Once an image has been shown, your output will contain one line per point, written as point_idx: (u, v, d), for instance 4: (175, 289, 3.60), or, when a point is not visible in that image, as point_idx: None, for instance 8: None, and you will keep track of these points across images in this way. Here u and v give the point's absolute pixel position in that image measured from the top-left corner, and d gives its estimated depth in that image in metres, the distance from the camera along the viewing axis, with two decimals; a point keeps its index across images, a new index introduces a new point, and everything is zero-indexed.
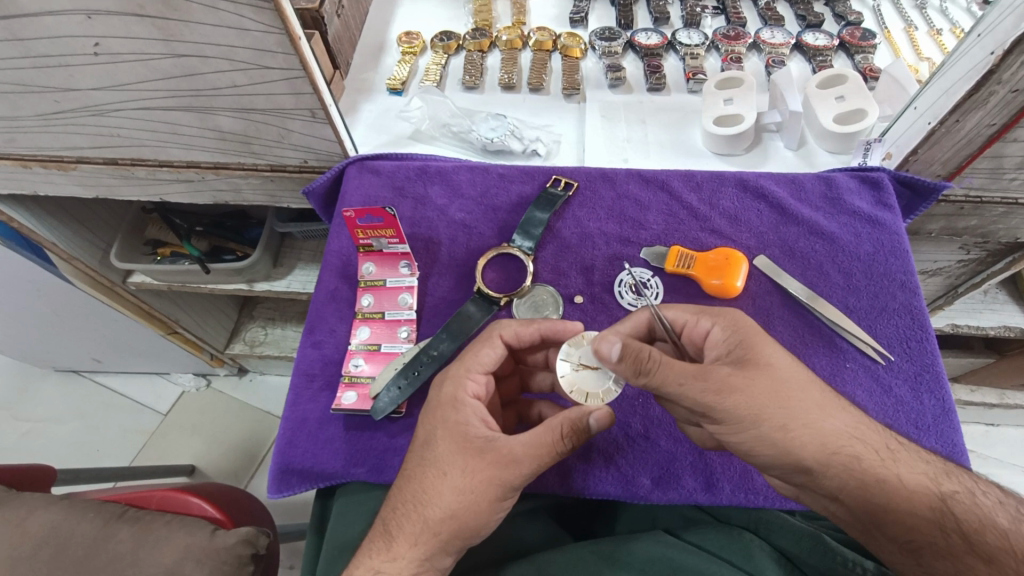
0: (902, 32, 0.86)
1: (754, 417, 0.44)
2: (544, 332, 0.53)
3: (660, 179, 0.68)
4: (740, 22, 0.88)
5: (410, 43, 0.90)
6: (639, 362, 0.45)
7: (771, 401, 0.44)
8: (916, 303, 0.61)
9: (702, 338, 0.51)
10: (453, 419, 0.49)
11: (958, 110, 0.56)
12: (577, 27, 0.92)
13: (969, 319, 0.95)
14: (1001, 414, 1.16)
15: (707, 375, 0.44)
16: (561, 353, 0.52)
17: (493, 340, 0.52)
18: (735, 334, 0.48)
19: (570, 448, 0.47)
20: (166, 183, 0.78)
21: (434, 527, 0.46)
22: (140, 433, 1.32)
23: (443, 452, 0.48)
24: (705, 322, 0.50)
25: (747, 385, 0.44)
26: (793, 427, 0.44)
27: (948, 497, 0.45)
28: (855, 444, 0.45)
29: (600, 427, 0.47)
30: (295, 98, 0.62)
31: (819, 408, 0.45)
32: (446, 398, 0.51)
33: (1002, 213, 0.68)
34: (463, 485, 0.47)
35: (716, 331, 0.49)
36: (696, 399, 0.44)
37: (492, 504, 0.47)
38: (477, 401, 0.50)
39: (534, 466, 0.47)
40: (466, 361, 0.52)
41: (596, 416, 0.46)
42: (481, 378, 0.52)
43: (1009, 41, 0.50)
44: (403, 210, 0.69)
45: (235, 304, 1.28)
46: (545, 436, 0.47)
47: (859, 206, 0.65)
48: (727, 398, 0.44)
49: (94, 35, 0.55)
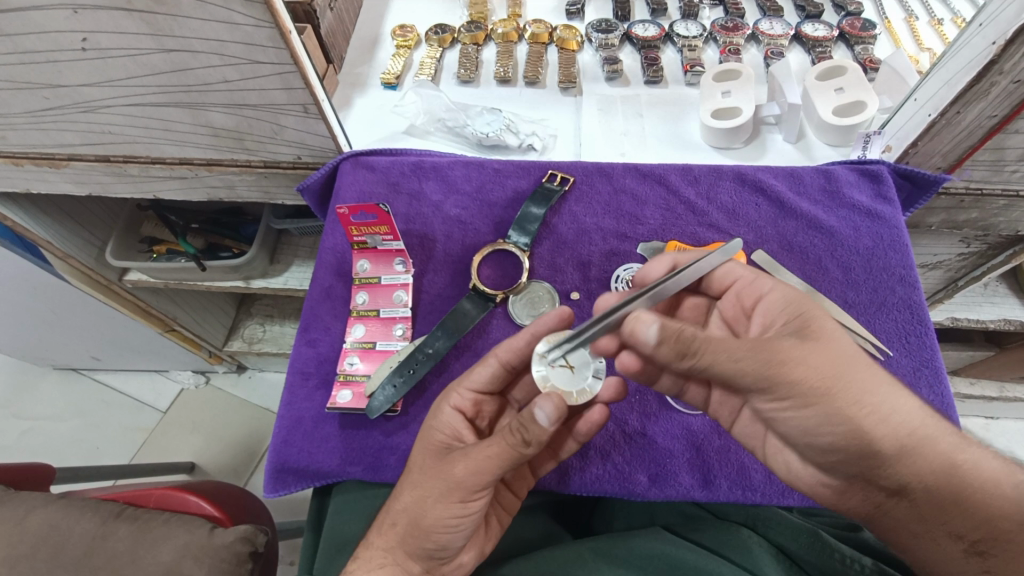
0: (903, 23, 0.85)
1: (820, 390, 0.41)
2: (535, 331, 0.50)
3: (657, 173, 0.67)
4: (739, 12, 0.87)
5: (405, 36, 0.89)
6: (683, 342, 0.40)
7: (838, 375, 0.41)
8: (915, 297, 0.60)
9: (753, 300, 0.51)
10: (430, 424, 0.51)
11: (958, 101, 0.55)
12: (574, 19, 0.91)
13: (968, 313, 0.95)
14: (1000, 406, 1.16)
15: (770, 348, 0.41)
16: (541, 349, 0.49)
17: (488, 360, 0.51)
18: (794, 308, 0.47)
19: (520, 447, 0.44)
20: (159, 180, 0.77)
21: (394, 518, 0.48)
22: (139, 430, 1.32)
23: (415, 452, 0.51)
24: (762, 284, 0.51)
25: (810, 358, 0.41)
26: (856, 404, 0.41)
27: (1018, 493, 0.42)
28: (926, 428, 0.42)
29: (552, 420, 0.42)
30: (287, 93, 0.61)
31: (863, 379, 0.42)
32: (433, 409, 0.53)
33: (1003, 205, 0.67)
34: (418, 481, 0.48)
35: (773, 296, 0.49)
36: (756, 376, 0.41)
37: (441, 503, 0.46)
38: (453, 412, 0.51)
39: (478, 463, 0.45)
40: (461, 379, 0.53)
41: (544, 409, 0.42)
42: (468, 395, 0.52)
43: (1011, 32, 0.49)
44: (397, 206, 0.68)
45: (232, 301, 1.28)
46: (494, 433, 0.45)
47: (857, 199, 0.64)
48: (788, 369, 0.40)
49: (82, 30, 0.54)
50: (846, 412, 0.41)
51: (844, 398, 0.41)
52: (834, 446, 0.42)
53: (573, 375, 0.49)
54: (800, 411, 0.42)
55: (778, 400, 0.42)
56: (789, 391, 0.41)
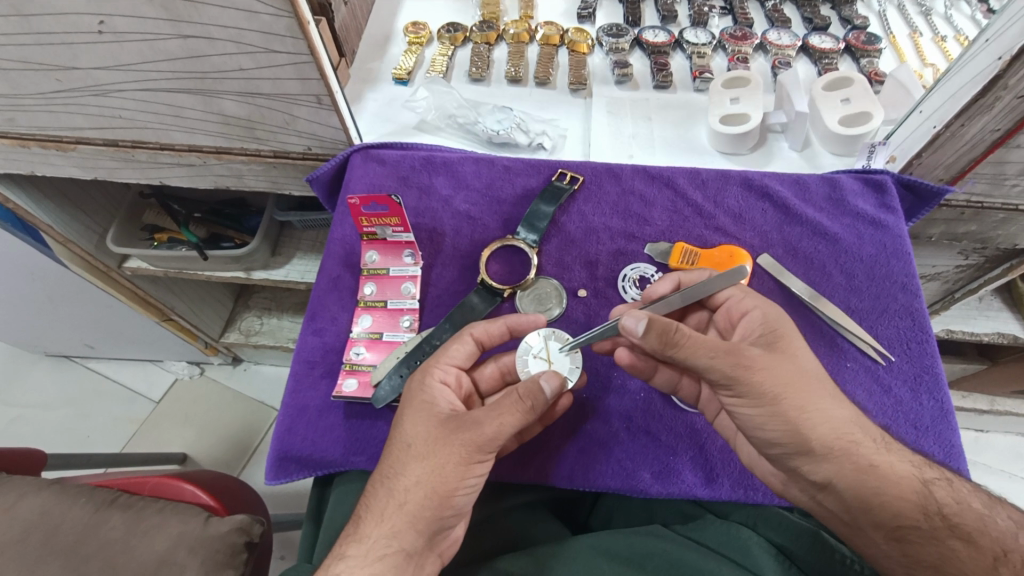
0: (908, 38, 0.86)
1: (775, 394, 0.46)
2: (511, 325, 0.56)
3: (666, 175, 0.68)
4: (747, 22, 0.88)
5: (417, 33, 0.89)
6: (667, 337, 0.46)
7: (793, 383, 0.46)
8: (917, 305, 0.61)
9: (740, 316, 0.54)
10: (420, 397, 0.51)
11: (963, 114, 0.56)
12: (585, 23, 0.92)
13: (963, 325, 0.96)
14: (991, 420, 1.18)
15: (738, 355, 0.46)
16: (520, 349, 0.57)
17: (463, 337, 0.54)
18: (770, 323, 0.51)
19: (529, 412, 0.47)
20: (167, 167, 0.77)
21: (401, 498, 0.46)
22: (131, 420, 1.31)
23: (407, 427, 0.49)
24: (748, 302, 0.54)
25: (772, 364, 0.47)
26: (802, 407, 0.46)
27: (931, 483, 0.46)
28: (856, 432, 0.47)
29: (554, 394, 0.48)
30: (301, 83, 0.62)
31: (813, 383, 0.47)
32: (415, 384, 0.52)
33: (1002, 219, 0.68)
34: (426, 452, 0.47)
35: (755, 314, 0.53)
36: (720, 371, 0.46)
37: (460, 467, 0.46)
38: (440, 385, 0.52)
39: (494, 426, 0.46)
40: (439, 357, 0.54)
41: (547, 381, 0.48)
42: (451, 370, 0.54)
43: (1017, 47, 0.50)
44: (407, 199, 0.68)
45: (230, 293, 1.28)
46: (502, 397, 0.47)
47: (861, 208, 0.65)
48: (752, 373, 0.46)
49: (100, 12, 0.54)
50: (790, 416, 0.46)
51: (794, 399, 0.46)
52: (782, 439, 0.47)
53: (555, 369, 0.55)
54: (752, 408, 0.47)
55: (736, 395, 0.47)
56: (750, 395, 0.46)
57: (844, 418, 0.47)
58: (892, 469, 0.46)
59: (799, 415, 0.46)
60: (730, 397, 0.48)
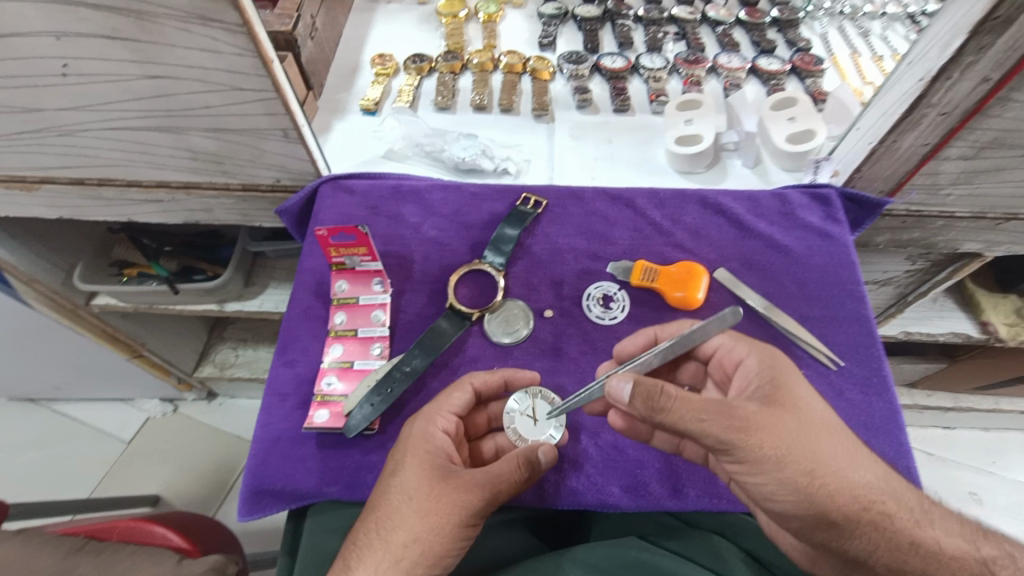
0: (849, 58, 0.92)
1: (782, 458, 0.45)
2: (508, 378, 0.58)
3: (626, 197, 0.71)
4: (699, 47, 0.93)
5: (383, 65, 0.92)
6: (654, 400, 0.45)
7: (796, 443, 0.46)
8: (864, 311, 0.64)
9: (733, 364, 0.56)
10: (423, 449, 0.51)
11: (894, 130, 0.60)
12: (546, 51, 0.96)
13: (921, 327, 1.00)
14: (955, 416, 1.23)
15: (733, 417, 0.45)
16: (510, 401, 0.59)
17: (463, 386, 0.56)
18: (767, 372, 0.51)
19: (523, 481, 0.50)
20: (136, 203, 0.77)
21: (397, 552, 0.47)
22: (102, 461, 1.27)
23: (408, 478, 0.50)
24: (740, 351, 0.55)
25: (774, 423, 0.46)
26: (813, 474, 0.46)
27: (988, 560, 0.46)
28: (882, 500, 0.47)
29: (548, 464, 0.52)
30: (269, 119, 0.63)
31: (823, 445, 0.47)
32: (417, 433, 0.53)
33: (941, 226, 0.73)
34: (425, 509, 0.48)
35: (750, 362, 0.53)
36: (716, 436, 0.45)
37: (456, 529, 0.48)
38: (443, 436, 0.53)
39: (493, 491, 0.49)
40: (439, 404, 0.55)
41: (544, 451, 0.52)
42: (451, 418, 0.55)
43: (935, 69, 0.54)
44: (376, 228, 0.70)
45: (204, 326, 1.27)
46: (502, 464, 0.50)
47: (810, 221, 0.68)
48: (750, 434, 0.45)
49: (64, 56, 0.55)
50: (804, 485, 0.46)
51: (799, 460, 0.46)
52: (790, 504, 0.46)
53: (536, 427, 0.58)
54: (758, 475, 0.46)
55: (737, 460, 0.46)
56: (753, 459, 0.45)
57: (860, 483, 0.47)
58: (929, 541, 0.47)
59: (812, 483, 0.46)
60: (732, 463, 0.46)
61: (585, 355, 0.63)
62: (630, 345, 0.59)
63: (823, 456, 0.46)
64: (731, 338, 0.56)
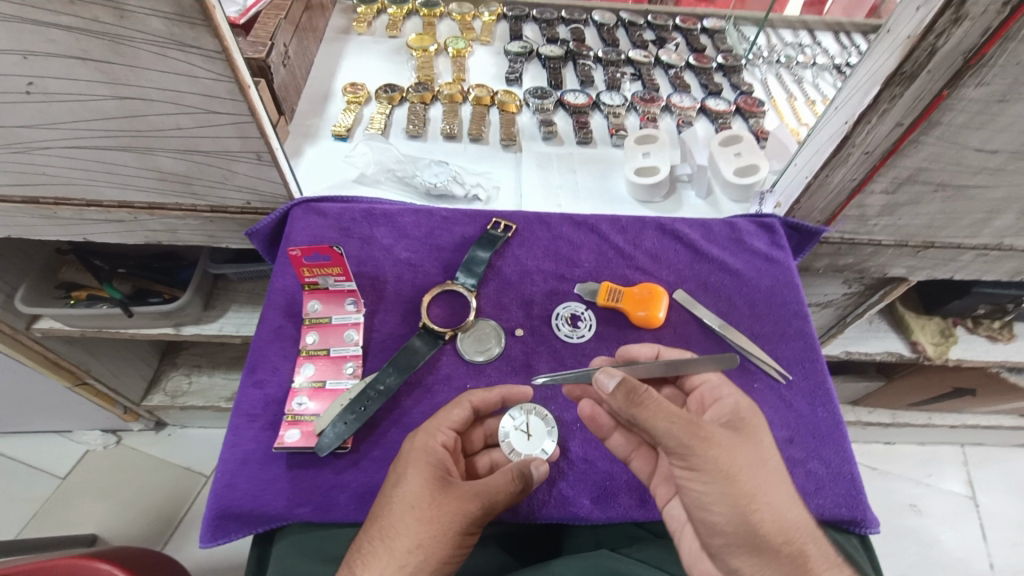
0: (786, 102, 1.02)
1: (729, 474, 0.48)
2: (506, 395, 0.60)
3: (591, 222, 0.75)
4: (654, 87, 1.01)
5: (355, 93, 0.94)
6: (633, 395, 0.50)
7: (747, 466, 0.49)
8: (808, 329, 0.69)
9: (711, 401, 0.57)
10: (425, 461, 0.52)
11: (825, 167, 0.68)
12: (513, 85, 1.01)
13: (859, 346, 1.08)
14: (895, 431, 1.32)
15: (697, 427, 0.49)
16: (509, 413, 0.61)
17: (463, 403, 0.57)
18: (742, 411, 0.54)
19: (518, 493, 0.52)
20: (94, 223, 0.75)
21: (401, 559, 0.47)
22: (33, 500, 1.17)
23: (409, 488, 0.50)
24: (724, 389, 0.57)
25: (731, 445, 0.49)
26: (753, 495, 0.48)
27: None
28: (807, 543, 0.48)
29: (540, 478, 0.54)
30: (242, 141, 0.64)
31: (769, 476, 0.49)
32: (417, 446, 0.53)
33: (872, 252, 0.81)
34: (428, 518, 0.49)
35: (727, 399, 0.56)
36: (678, 439, 0.48)
37: (457, 537, 0.49)
38: (443, 449, 0.54)
39: (491, 502, 0.50)
40: (437, 420, 0.56)
41: (536, 467, 0.54)
42: (450, 434, 0.56)
43: (856, 115, 0.62)
44: (349, 249, 0.71)
45: (155, 352, 1.21)
46: (500, 477, 0.52)
47: (757, 246, 0.74)
48: (707, 447, 0.48)
49: (29, 75, 0.55)
50: (740, 501, 0.48)
51: (747, 485, 0.48)
52: (725, 525, 0.48)
53: (530, 442, 0.60)
54: (702, 483, 0.49)
55: (689, 467, 0.49)
56: (703, 467, 0.48)
57: (792, 516, 0.49)
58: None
59: (750, 502, 0.48)
60: (683, 469, 0.49)
61: (554, 372, 0.65)
62: (636, 351, 0.63)
63: (765, 483, 0.48)
64: (720, 378, 0.59)
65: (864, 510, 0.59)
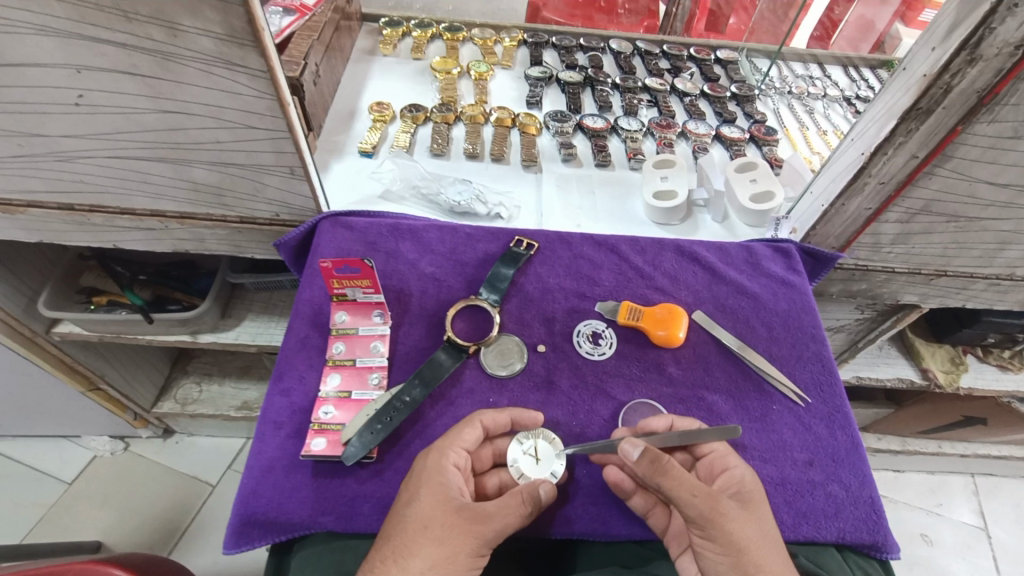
0: (799, 131, 1.04)
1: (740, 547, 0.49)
2: (514, 417, 0.61)
3: (610, 243, 0.77)
4: (670, 113, 1.04)
5: (381, 112, 0.97)
6: (658, 464, 0.50)
7: (758, 541, 0.50)
8: (825, 352, 0.70)
9: (720, 472, 0.57)
10: (438, 481, 0.53)
11: (842, 194, 0.70)
12: (533, 108, 1.04)
13: (870, 371, 1.09)
14: (904, 460, 1.31)
15: (715, 501, 0.50)
16: (519, 435, 0.62)
17: (474, 423, 0.58)
18: (752, 484, 0.55)
19: (528, 515, 0.53)
20: (125, 230, 0.77)
21: None
22: (38, 505, 1.17)
23: (423, 508, 0.51)
24: (733, 459, 0.57)
25: (742, 516, 0.50)
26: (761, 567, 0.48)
27: None
28: None
29: (548, 501, 0.55)
30: (276, 156, 0.66)
31: (777, 550, 0.50)
32: (430, 465, 0.54)
33: (884, 279, 0.82)
34: (443, 537, 0.49)
35: (736, 470, 0.56)
36: (698, 509, 0.49)
37: (469, 557, 0.49)
38: (456, 470, 0.54)
39: (502, 522, 0.51)
40: (449, 439, 0.57)
41: (545, 489, 0.54)
42: (462, 454, 0.56)
43: (874, 146, 0.64)
44: (375, 262, 0.72)
45: (166, 360, 1.22)
46: (511, 499, 0.52)
47: (773, 270, 0.76)
48: (723, 520, 0.49)
49: (79, 88, 0.57)
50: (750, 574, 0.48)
51: (757, 558, 0.49)
52: None
53: (540, 466, 0.60)
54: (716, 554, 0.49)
55: (705, 535, 0.50)
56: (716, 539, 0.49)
57: None
58: None
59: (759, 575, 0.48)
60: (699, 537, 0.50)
61: (574, 389, 0.66)
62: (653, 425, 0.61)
63: (773, 557, 0.49)
64: (728, 448, 0.59)
65: (885, 534, 0.59)
